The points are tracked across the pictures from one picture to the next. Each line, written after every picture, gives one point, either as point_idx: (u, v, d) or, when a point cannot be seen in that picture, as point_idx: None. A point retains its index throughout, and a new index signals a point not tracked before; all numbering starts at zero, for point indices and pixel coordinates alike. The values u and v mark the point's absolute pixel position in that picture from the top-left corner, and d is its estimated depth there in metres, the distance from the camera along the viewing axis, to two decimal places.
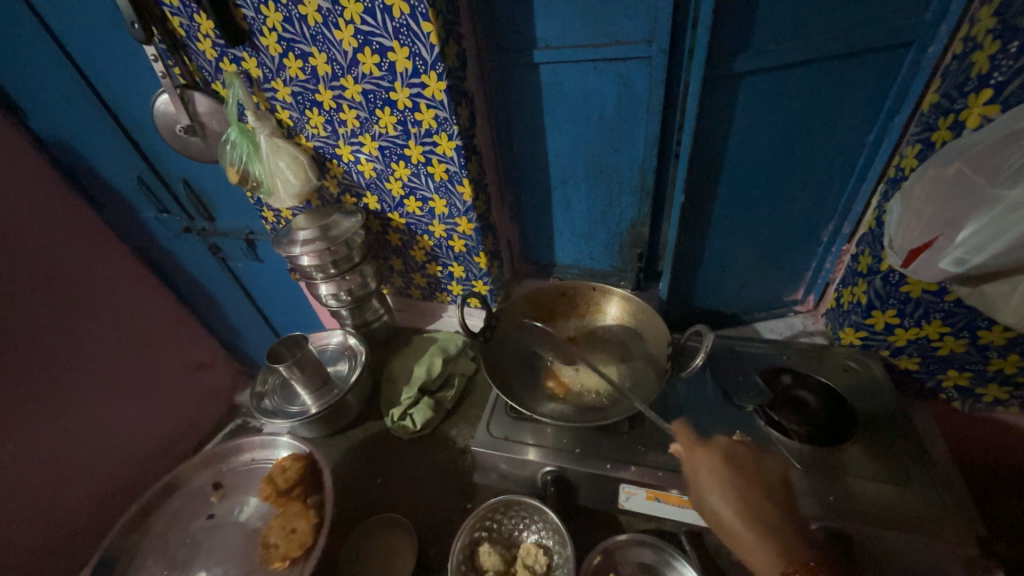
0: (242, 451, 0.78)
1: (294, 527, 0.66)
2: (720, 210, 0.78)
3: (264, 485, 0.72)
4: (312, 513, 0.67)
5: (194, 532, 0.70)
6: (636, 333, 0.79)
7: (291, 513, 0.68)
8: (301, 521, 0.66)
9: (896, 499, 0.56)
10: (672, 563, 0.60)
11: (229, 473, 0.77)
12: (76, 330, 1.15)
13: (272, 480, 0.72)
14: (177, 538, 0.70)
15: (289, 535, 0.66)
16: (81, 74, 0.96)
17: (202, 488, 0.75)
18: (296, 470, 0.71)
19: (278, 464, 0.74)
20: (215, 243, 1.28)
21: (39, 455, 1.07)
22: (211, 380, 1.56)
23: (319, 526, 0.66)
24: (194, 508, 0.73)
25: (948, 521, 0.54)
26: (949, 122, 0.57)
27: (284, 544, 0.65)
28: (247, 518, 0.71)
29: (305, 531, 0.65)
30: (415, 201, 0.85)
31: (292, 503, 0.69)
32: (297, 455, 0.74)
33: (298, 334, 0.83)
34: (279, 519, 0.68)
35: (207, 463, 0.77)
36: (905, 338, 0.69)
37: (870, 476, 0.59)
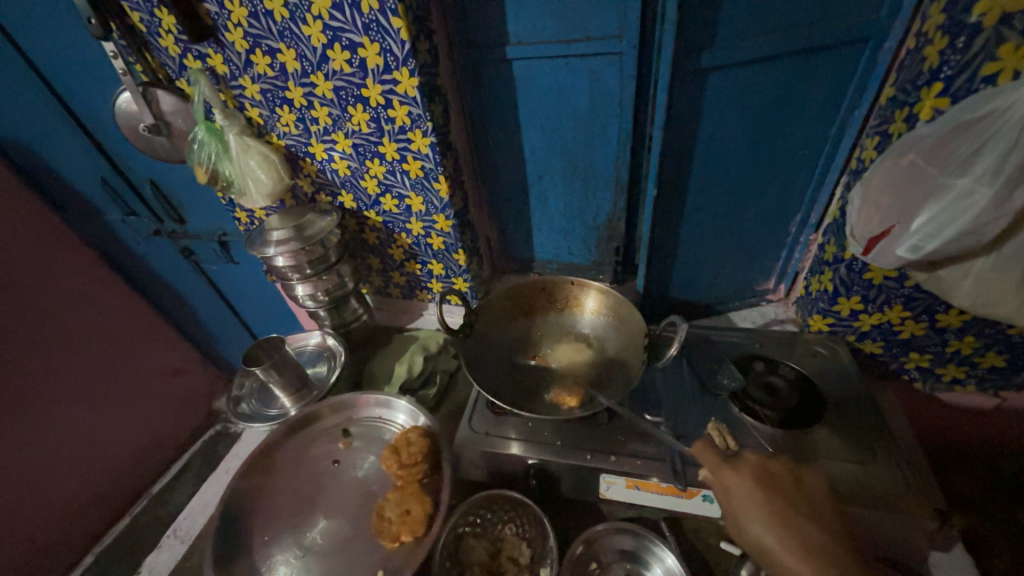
0: (369, 404, 0.77)
1: (407, 509, 0.61)
2: (694, 202, 0.80)
3: (385, 454, 0.68)
4: (428, 501, 0.62)
5: (320, 472, 0.70)
6: (614, 326, 0.80)
7: (407, 492, 0.63)
8: (416, 504, 0.61)
9: (862, 477, 0.59)
10: (652, 549, 0.62)
11: (357, 422, 0.76)
12: (41, 338, 1.10)
13: (394, 451, 0.67)
14: (305, 474, 0.70)
15: (402, 518, 0.61)
16: (36, 72, 0.92)
17: (333, 430, 0.75)
18: (419, 447, 0.66)
19: (403, 434, 0.69)
20: (187, 246, 1.24)
21: (7, 470, 1.03)
22: (188, 386, 1.52)
23: (435, 514, 0.61)
24: (323, 448, 0.73)
25: (911, 497, 0.56)
26: (904, 114, 0.60)
27: (396, 524, 0.60)
28: (366, 475, 0.69)
29: (419, 518, 0.60)
30: (391, 199, 0.84)
31: (410, 482, 0.64)
32: (422, 431, 0.69)
33: (275, 336, 0.82)
34: (395, 495, 0.64)
35: (343, 406, 0.77)
36: (869, 323, 0.72)
37: (840, 456, 0.61)
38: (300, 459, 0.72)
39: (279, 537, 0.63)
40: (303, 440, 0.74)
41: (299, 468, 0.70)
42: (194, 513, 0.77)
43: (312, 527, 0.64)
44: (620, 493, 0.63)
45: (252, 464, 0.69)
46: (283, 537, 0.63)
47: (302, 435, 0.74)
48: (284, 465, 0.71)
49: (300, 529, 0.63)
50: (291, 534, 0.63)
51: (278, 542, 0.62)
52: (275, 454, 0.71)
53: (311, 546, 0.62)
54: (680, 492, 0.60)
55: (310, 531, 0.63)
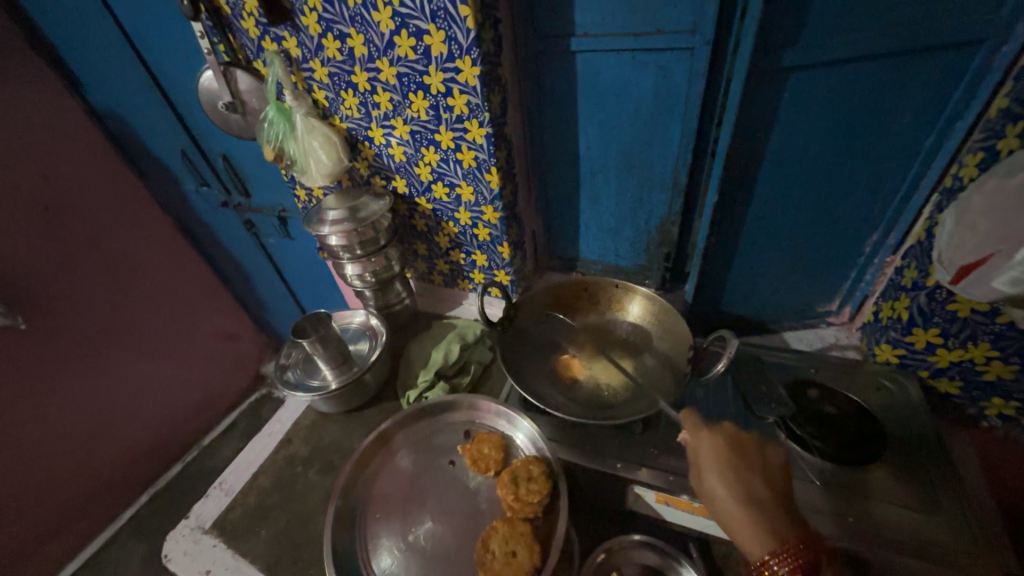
0: (487, 411, 0.72)
1: (513, 550, 0.56)
2: (756, 211, 0.75)
3: (503, 479, 0.62)
4: (538, 554, 0.55)
5: (437, 471, 0.67)
6: (658, 335, 0.77)
7: (516, 531, 0.58)
8: (523, 549, 0.56)
9: (921, 526, 0.54)
10: (678, 570, 0.59)
11: (481, 425, 0.72)
12: (119, 292, 1.21)
13: (512, 480, 0.61)
14: (422, 466, 0.67)
15: (506, 558, 0.56)
16: (133, 48, 0.99)
17: (457, 426, 0.72)
18: (539, 488, 0.59)
19: (525, 464, 0.63)
20: (250, 218, 1.32)
21: (85, 407, 1.15)
22: (240, 349, 1.63)
23: (542, 570, 0.55)
24: (445, 441, 0.70)
25: (981, 557, 0.51)
26: (1018, 129, 0.53)
27: (500, 562, 0.55)
28: (477, 486, 0.65)
29: (525, 566, 0.55)
30: (442, 187, 0.85)
31: (520, 519, 0.59)
32: (545, 468, 0.62)
33: (324, 312, 0.86)
34: (503, 527, 0.59)
35: (467, 405, 0.73)
36: (948, 359, 0.65)
37: (895, 500, 0.56)
38: (418, 445, 0.70)
39: (389, 520, 0.62)
40: (426, 427, 0.72)
41: (420, 454, 0.69)
42: (238, 469, 0.83)
43: (419, 524, 0.61)
44: (647, 506, 0.62)
45: (368, 452, 0.68)
46: (393, 523, 0.62)
47: (419, 425, 0.72)
48: (403, 446, 0.70)
49: (410, 521, 0.62)
50: (400, 522, 0.62)
51: (387, 525, 0.61)
52: (394, 435, 0.71)
53: (414, 545, 0.59)
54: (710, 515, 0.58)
55: (416, 527, 0.61)
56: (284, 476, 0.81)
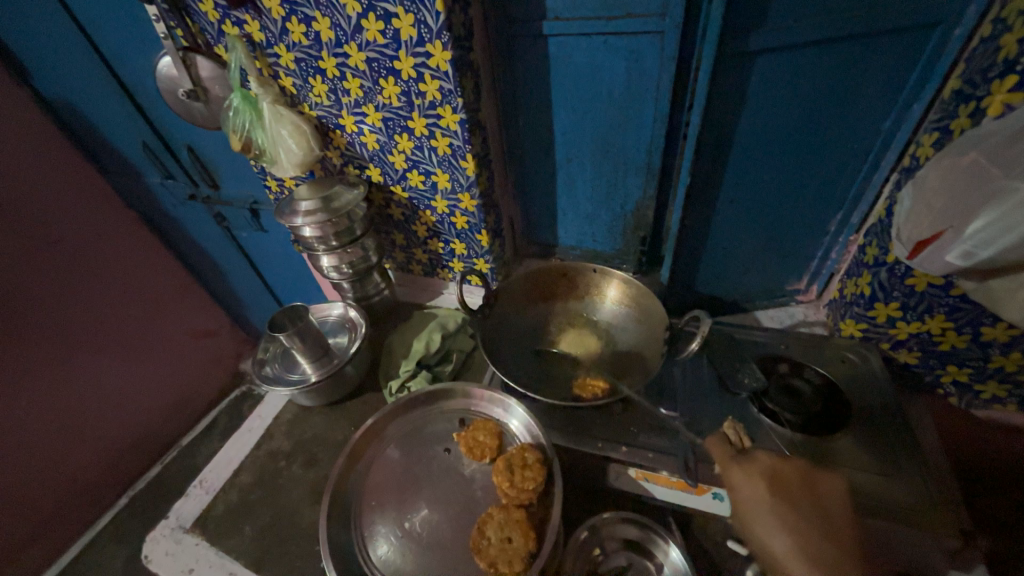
0: (482, 399, 0.71)
1: (508, 537, 0.56)
2: (728, 193, 0.77)
3: (498, 466, 0.62)
4: (533, 540, 0.55)
5: (432, 460, 0.67)
6: (635, 318, 0.78)
7: (512, 518, 0.58)
8: (518, 535, 0.56)
9: (882, 489, 0.57)
10: (661, 544, 0.60)
11: (476, 412, 0.71)
12: (83, 292, 1.17)
13: (507, 468, 0.61)
14: (417, 455, 0.67)
15: (502, 544, 0.56)
16: (83, 33, 0.94)
17: (453, 414, 0.72)
18: (534, 475, 0.59)
19: (520, 451, 0.63)
20: (219, 212, 1.28)
21: (53, 412, 1.11)
22: (217, 347, 1.59)
23: (536, 555, 0.55)
24: (440, 430, 0.70)
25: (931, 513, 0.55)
26: (970, 109, 0.55)
27: (495, 549, 0.56)
28: (473, 474, 0.65)
29: (520, 553, 0.55)
30: (417, 175, 0.84)
31: (516, 506, 0.59)
32: (539, 455, 0.62)
33: (300, 305, 0.85)
34: (499, 514, 0.59)
35: (462, 394, 0.73)
36: (906, 331, 0.68)
37: (857, 466, 0.59)
38: (411, 435, 0.70)
39: (384, 508, 0.62)
40: (419, 416, 0.72)
41: (413, 444, 0.69)
42: (219, 467, 0.81)
43: (415, 511, 0.61)
44: (628, 483, 0.62)
45: (359, 445, 0.67)
46: (388, 512, 0.62)
47: (414, 414, 0.72)
48: (397, 437, 0.70)
49: (407, 509, 0.62)
50: (395, 510, 0.62)
51: (382, 514, 0.62)
52: (387, 426, 0.70)
53: (410, 532, 0.60)
54: (689, 488, 0.60)
55: (412, 514, 0.61)
56: (266, 471, 0.80)
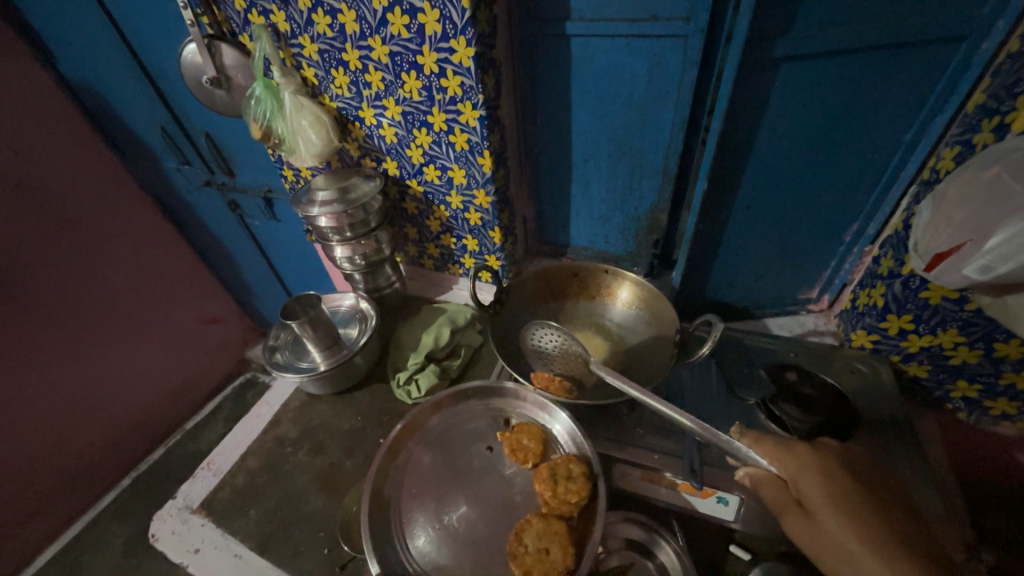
0: (524, 400, 0.70)
1: (546, 548, 0.55)
2: (744, 199, 0.77)
3: (541, 473, 0.61)
4: (572, 554, 0.54)
5: (475, 458, 0.66)
6: (646, 320, 0.79)
7: (551, 528, 0.56)
8: (557, 547, 0.55)
9: None
10: (660, 545, 0.61)
11: (521, 414, 0.70)
12: (96, 272, 1.18)
13: (550, 476, 0.60)
14: (460, 450, 0.66)
15: (538, 555, 0.54)
16: (110, 18, 0.95)
17: (495, 414, 0.71)
18: (578, 488, 0.58)
19: (564, 461, 0.61)
20: (234, 199, 1.30)
21: (63, 390, 1.12)
22: (224, 333, 1.61)
23: (575, 569, 0.53)
24: (476, 428, 0.69)
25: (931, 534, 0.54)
26: (993, 124, 0.55)
27: (531, 558, 0.54)
28: (513, 477, 0.64)
29: (557, 566, 0.53)
30: (434, 170, 0.85)
31: (557, 516, 0.57)
32: (585, 468, 0.60)
33: (312, 294, 0.86)
34: (538, 522, 0.57)
35: (506, 395, 0.72)
36: (918, 344, 0.68)
37: None
38: (450, 431, 0.69)
39: (423, 498, 0.62)
40: (460, 412, 0.71)
41: (453, 440, 0.68)
42: (227, 450, 0.82)
43: (454, 507, 0.60)
44: (632, 484, 0.64)
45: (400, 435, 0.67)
46: (427, 502, 0.61)
47: (457, 410, 0.71)
48: (435, 432, 0.69)
49: (445, 505, 0.61)
50: (435, 501, 0.61)
51: (421, 504, 0.61)
52: (427, 419, 0.69)
53: (448, 527, 0.59)
54: (694, 492, 0.60)
55: (450, 509, 0.60)
56: (273, 456, 0.81)
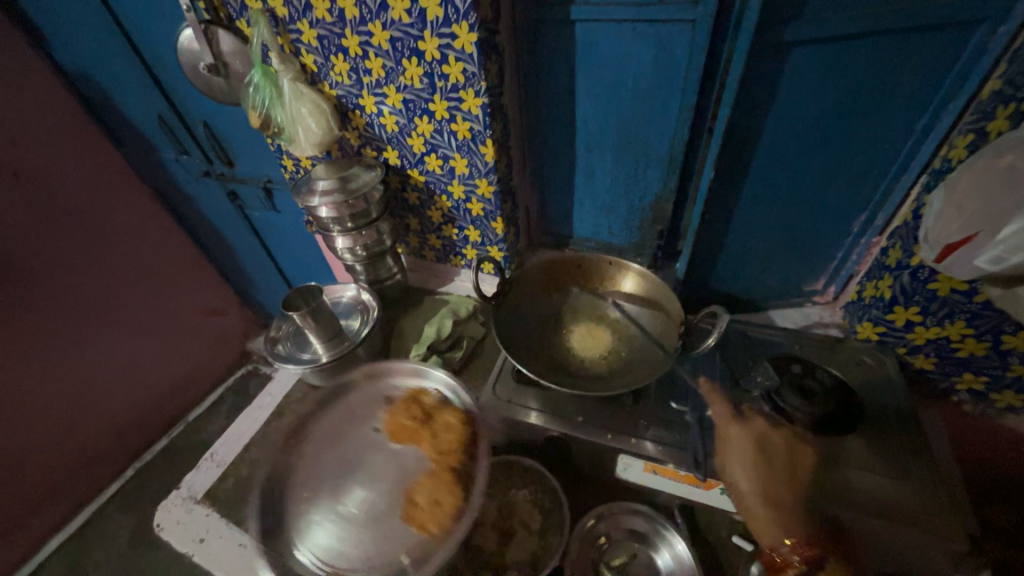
0: (401, 371, 0.69)
1: (439, 498, 0.53)
2: (751, 188, 0.76)
3: (356, 433, 0.62)
4: (461, 493, 0.54)
5: (349, 447, 0.60)
6: (650, 312, 0.78)
7: (442, 479, 0.55)
8: (448, 495, 0.54)
9: (893, 492, 0.57)
10: (665, 535, 0.62)
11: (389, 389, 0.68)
12: (95, 263, 1.17)
13: (402, 429, 0.61)
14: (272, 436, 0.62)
15: (434, 506, 0.53)
16: (104, 3, 0.93)
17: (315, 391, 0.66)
18: (455, 436, 0.59)
19: (441, 412, 0.63)
20: (234, 190, 1.28)
21: (65, 380, 1.12)
22: (225, 324, 1.60)
23: (467, 513, 0.53)
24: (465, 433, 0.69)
25: (930, 515, 0.55)
26: (1009, 111, 0.54)
27: (427, 511, 0.53)
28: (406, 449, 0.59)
29: (449, 509, 0.53)
30: (435, 159, 0.83)
31: (445, 467, 0.57)
32: (462, 416, 0.62)
33: (313, 285, 0.86)
34: (429, 477, 0.56)
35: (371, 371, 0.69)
36: (924, 336, 0.67)
37: (869, 468, 0.59)
38: (342, 426, 0.63)
39: (315, 496, 0.56)
40: (356, 405, 0.65)
41: (324, 433, 0.62)
42: (229, 442, 0.82)
43: (348, 494, 0.55)
44: (636, 474, 0.63)
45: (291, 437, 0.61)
46: (322, 498, 0.55)
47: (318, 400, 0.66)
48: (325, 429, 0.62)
49: (341, 489, 0.56)
50: (329, 496, 0.55)
51: (314, 502, 0.55)
52: (316, 420, 0.64)
53: (346, 516, 0.54)
54: (698, 483, 0.60)
55: (346, 498, 0.55)
56: None
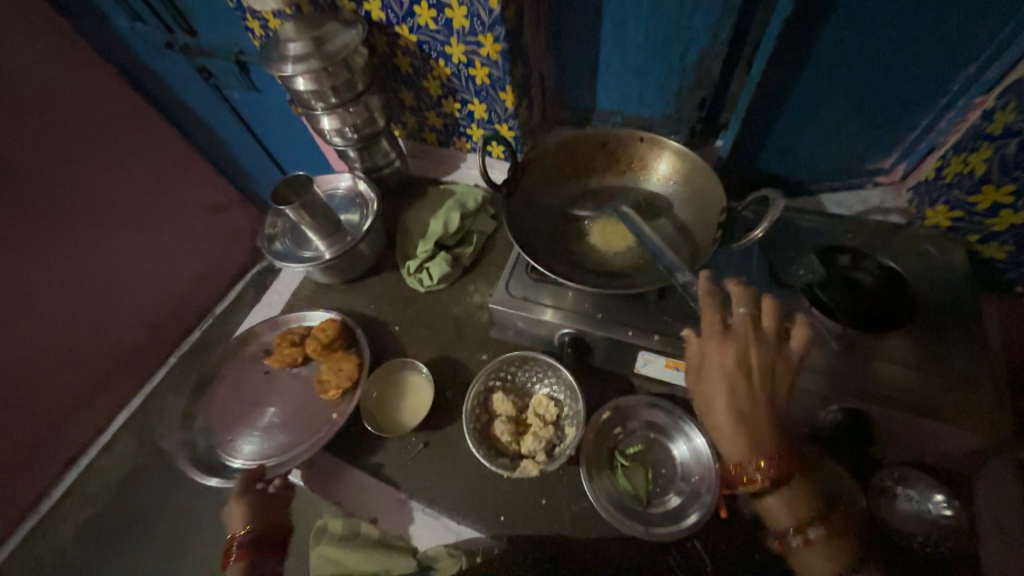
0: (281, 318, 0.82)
1: (341, 367, 0.71)
2: (834, 31, 0.59)
3: (284, 356, 0.76)
4: (356, 357, 0.73)
5: (256, 382, 0.78)
6: (686, 199, 0.68)
7: (335, 359, 0.73)
8: (348, 362, 0.72)
9: (913, 384, 0.53)
10: (681, 427, 0.61)
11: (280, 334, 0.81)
12: (84, 155, 1.07)
13: (293, 339, 0.77)
14: (244, 386, 0.78)
15: (337, 373, 0.71)
16: None
17: (257, 350, 0.81)
18: (328, 325, 0.74)
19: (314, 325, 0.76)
20: (203, 65, 1.11)
21: (87, 283, 1.10)
22: (231, 222, 1.53)
23: (363, 372, 0.71)
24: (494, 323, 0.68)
25: (966, 414, 0.51)
26: None
27: (334, 379, 0.71)
28: (301, 371, 0.78)
29: (352, 369, 0.71)
30: (427, 9, 0.67)
31: (334, 353, 0.74)
32: (334, 318, 0.77)
33: (303, 175, 0.76)
34: (326, 364, 0.73)
35: (278, 321, 0.82)
36: (1008, 223, 0.58)
37: (898, 361, 0.55)
38: (237, 379, 0.78)
39: (234, 426, 0.74)
40: (238, 363, 0.80)
41: (237, 386, 0.78)
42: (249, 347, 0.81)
43: (264, 413, 0.74)
44: (657, 369, 0.61)
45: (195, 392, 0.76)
46: (239, 427, 0.74)
47: (228, 364, 0.80)
48: (234, 374, 0.79)
49: (256, 415, 0.74)
50: (246, 424, 0.74)
51: (235, 430, 0.73)
52: (219, 373, 0.79)
53: (270, 426, 0.73)
54: None
55: (263, 415, 0.74)
56: None
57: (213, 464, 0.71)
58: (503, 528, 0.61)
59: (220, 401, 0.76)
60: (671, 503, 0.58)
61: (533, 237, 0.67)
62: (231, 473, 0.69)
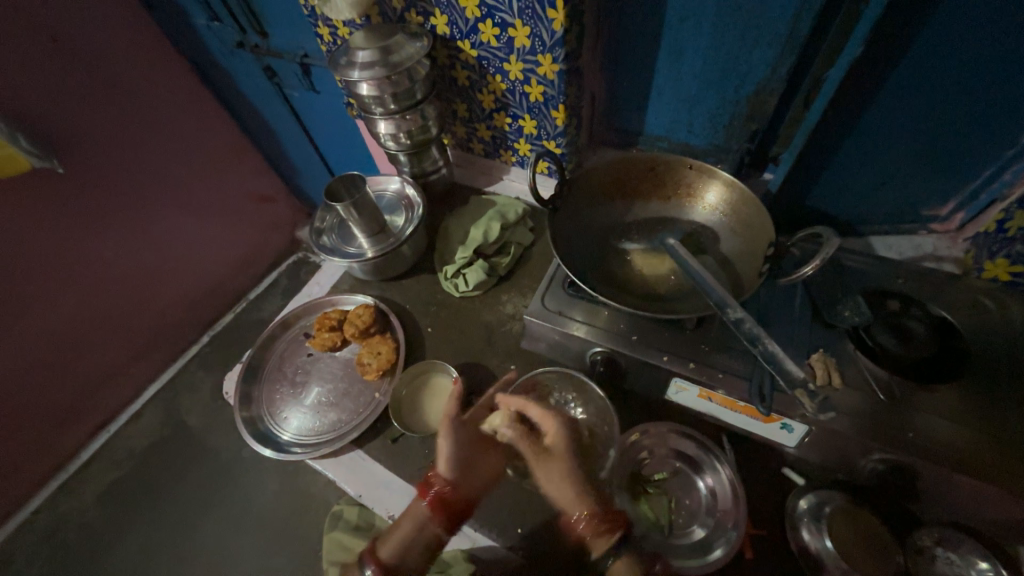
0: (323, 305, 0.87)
1: (379, 350, 0.76)
2: (902, 71, 0.59)
3: (324, 341, 0.79)
4: (393, 340, 0.77)
5: (301, 364, 0.81)
6: (731, 229, 0.68)
7: (373, 342, 0.77)
8: (386, 346, 0.76)
9: (962, 442, 0.51)
10: (711, 462, 0.60)
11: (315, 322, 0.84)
12: (152, 139, 1.14)
13: (329, 325, 0.80)
14: (290, 367, 0.81)
15: (375, 357, 0.76)
16: None
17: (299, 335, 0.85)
18: (364, 311, 0.79)
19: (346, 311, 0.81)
20: (269, 64, 1.17)
21: (140, 258, 1.17)
22: (276, 213, 1.59)
23: (401, 354, 0.76)
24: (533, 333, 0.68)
25: (1022, 486, 0.48)
26: None
27: (373, 363, 0.75)
28: (343, 354, 0.81)
29: (391, 352, 0.76)
30: (491, 28, 0.70)
31: (370, 337, 0.78)
32: (366, 304, 0.81)
33: (356, 174, 0.80)
34: (365, 347, 0.77)
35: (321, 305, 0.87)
36: None
37: (949, 417, 0.52)
38: (282, 362, 0.82)
39: (282, 402, 0.77)
40: (283, 346, 0.83)
41: (282, 367, 0.81)
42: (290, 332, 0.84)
43: (311, 391, 0.77)
44: (688, 397, 0.61)
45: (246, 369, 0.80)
46: (288, 403, 0.77)
47: (273, 348, 0.83)
48: (278, 357, 0.82)
49: (303, 394, 0.77)
50: (294, 400, 0.77)
51: (284, 406, 0.77)
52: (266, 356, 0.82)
53: (316, 403, 0.76)
54: (757, 416, 0.57)
55: (310, 394, 0.77)
56: None
57: (263, 435, 0.74)
58: (520, 541, 0.60)
59: (265, 379, 0.80)
60: (694, 535, 0.57)
61: (573, 253, 0.68)
62: (281, 447, 0.72)
